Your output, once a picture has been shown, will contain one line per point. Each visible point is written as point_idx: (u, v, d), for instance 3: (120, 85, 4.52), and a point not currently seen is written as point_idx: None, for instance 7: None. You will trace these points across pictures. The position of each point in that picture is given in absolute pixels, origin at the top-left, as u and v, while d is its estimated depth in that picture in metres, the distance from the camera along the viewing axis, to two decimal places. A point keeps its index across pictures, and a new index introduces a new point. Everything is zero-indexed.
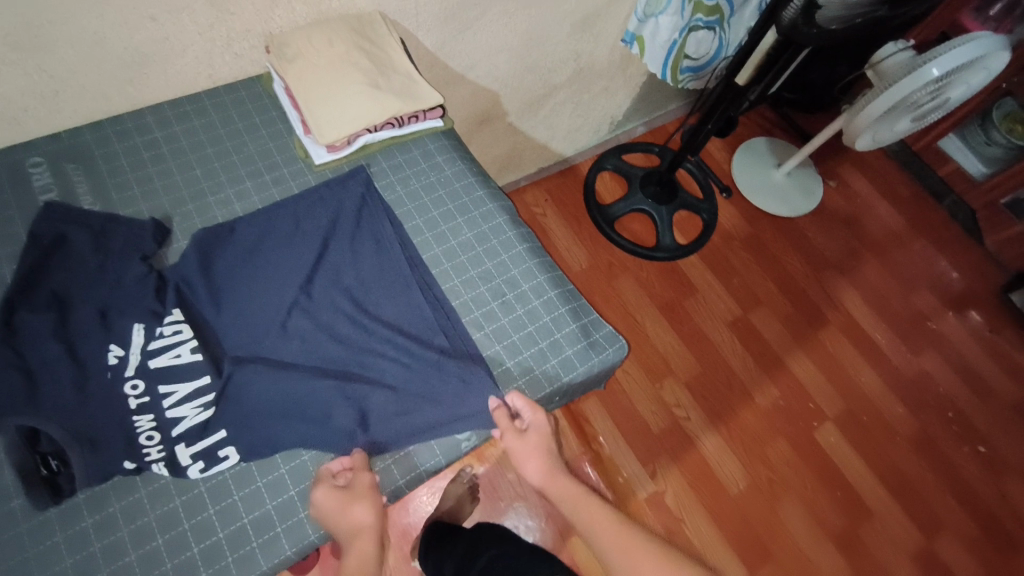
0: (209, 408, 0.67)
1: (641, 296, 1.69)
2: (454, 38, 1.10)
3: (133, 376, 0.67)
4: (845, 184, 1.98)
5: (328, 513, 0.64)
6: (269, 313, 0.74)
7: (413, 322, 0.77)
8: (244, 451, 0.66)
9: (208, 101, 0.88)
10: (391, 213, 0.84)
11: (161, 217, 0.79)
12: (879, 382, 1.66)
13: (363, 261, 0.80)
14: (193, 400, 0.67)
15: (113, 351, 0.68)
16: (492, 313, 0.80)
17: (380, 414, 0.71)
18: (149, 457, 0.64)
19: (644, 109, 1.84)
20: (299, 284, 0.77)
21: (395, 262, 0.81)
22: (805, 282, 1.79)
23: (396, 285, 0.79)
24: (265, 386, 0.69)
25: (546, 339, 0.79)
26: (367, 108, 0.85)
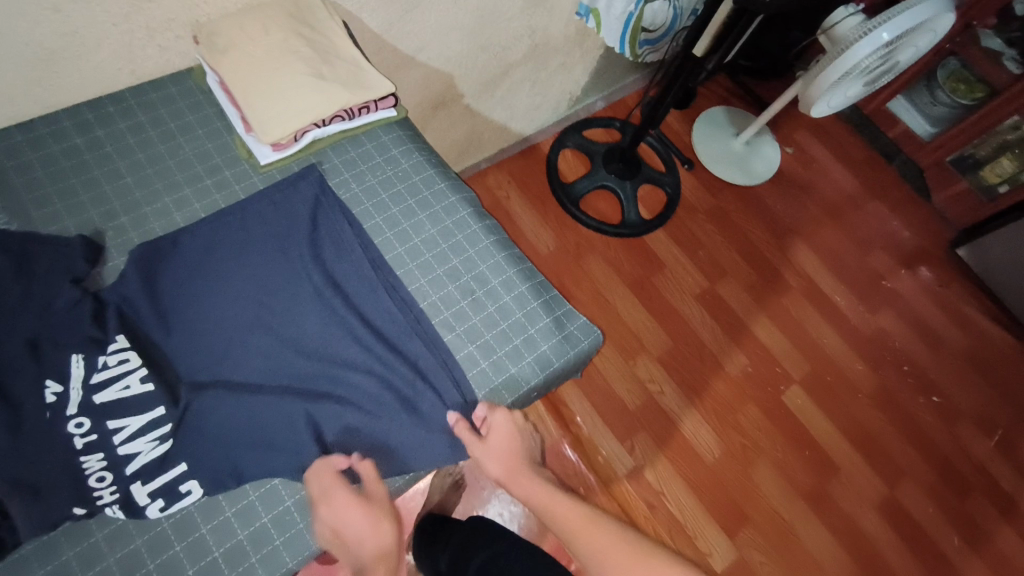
0: (167, 441, 0.63)
1: (610, 274, 1.68)
2: (402, 18, 1.03)
3: (76, 414, 0.61)
4: (801, 150, 2.01)
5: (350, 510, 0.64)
6: (225, 333, 0.69)
7: (382, 329, 0.74)
8: (208, 484, 0.62)
9: (133, 100, 0.80)
10: (347, 212, 0.79)
11: (91, 233, 0.72)
12: (840, 342, 1.72)
13: (323, 266, 0.75)
14: (148, 433, 0.62)
15: (50, 387, 0.61)
16: (462, 312, 0.77)
17: (357, 431, 0.68)
18: (101, 500, 0.59)
19: (603, 83, 1.80)
20: (257, 298, 0.72)
21: (358, 266, 0.76)
22: (768, 249, 1.82)
23: (361, 290, 0.75)
24: (229, 412, 0.65)
25: (520, 335, 0.77)
26: (313, 101, 0.79)
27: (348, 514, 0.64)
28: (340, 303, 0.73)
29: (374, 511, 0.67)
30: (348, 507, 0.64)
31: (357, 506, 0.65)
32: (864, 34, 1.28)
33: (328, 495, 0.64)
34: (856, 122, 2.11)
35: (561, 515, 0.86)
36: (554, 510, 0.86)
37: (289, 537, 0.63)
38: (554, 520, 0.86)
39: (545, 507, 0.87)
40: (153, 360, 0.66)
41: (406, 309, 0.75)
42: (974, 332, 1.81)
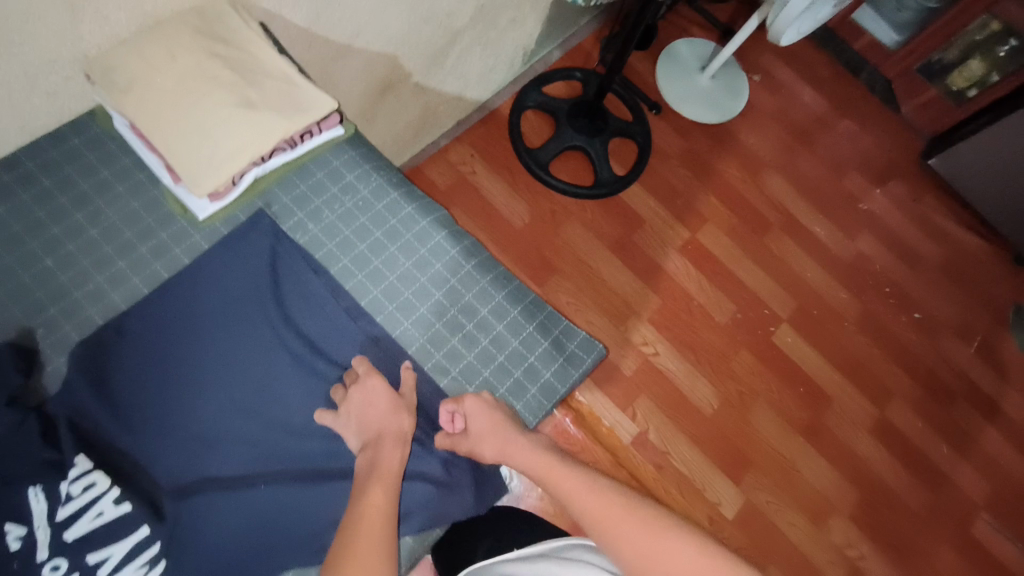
0: (161, 560, 0.58)
1: (590, 239, 1.62)
2: (329, 4, 0.89)
3: (50, 557, 0.55)
4: (769, 75, 1.92)
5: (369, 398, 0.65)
6: (203, 426, 0.62)
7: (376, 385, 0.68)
8: None
9: (30, 163, 0.68)
10: (310, 259, 0.71)
11: (17, 334, 0.62)
12: (823, 273, 1.71)
13: (296, 326, 0.68)
14: (136, 557, 0.57)
15: (12, 532, 0.54)
16: (456, 353, 0.71)
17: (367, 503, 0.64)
18: None
19: (556, 30, 1.65)
20: (228, 375, 0.64)
21: (335, 320, 0.69)
22: (744, 188, 1.76)
23: (343, 346, 0.69)
24: (223, 514, 0.60)
25: (521, 367, 0.73)
26: (246, 135, 0.68)
27: (376, 390, 0.65)
28: (325, 368, 0.68)
29: (403, 402, 0.66)
30: (377, 387, 0.65)
31: (386, 391, 0.66)
32: None
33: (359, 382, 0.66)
34: (821, 37, 2.00)
35: (565, 487, 0.69)
36: (557, 481, 0.70)
37: None
38: (558, 492, 0.70)
39: (545, 477, 0.70)
40: (126, 475, 0.59)
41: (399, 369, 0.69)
42: (950, 244, 1.82)
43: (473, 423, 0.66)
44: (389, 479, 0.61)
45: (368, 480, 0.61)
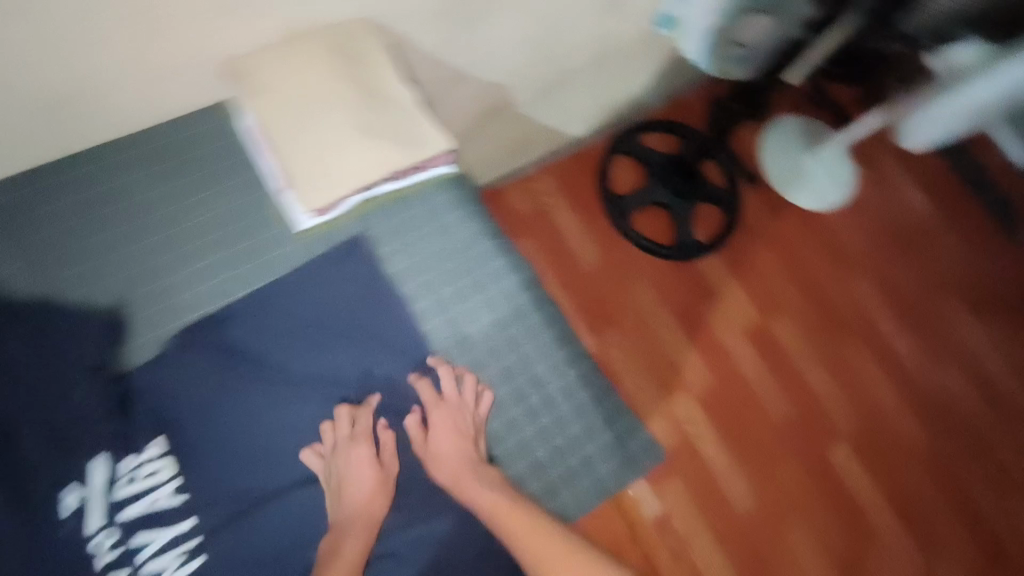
0: (198, 557, 0.60)
1: (657, 300, 1.57)
2: (459, 34, 0.88)
3: (102, 527, 0.58)
4: (879, 171, 1.81)
5: (353, 474, 0.63)
6: (273, 435, 0.65)
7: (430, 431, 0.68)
8: None
9: (159, 141, 0.70)
10: (396, 294, 0.71)
11: (114, 305, 0.65)
12: (894, 394, 1.60)
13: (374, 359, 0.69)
14: (174, 546, 0.60)
15: (70, 497, 0.58)
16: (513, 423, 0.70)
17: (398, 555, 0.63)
18: None
19: (668, 82, 1.61)
20: (303, 394, 0.66)
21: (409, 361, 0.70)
22: (828, 283, 1.67)
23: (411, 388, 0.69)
24: (267, 529, 0.62)
25: (576, 455, 0.71)
26: (360, 161, 0.68)
27: (356, 448, 0.64)
28: (395, 405, 0.69)
29: (382, 475, 0.65)
30: (361, 450, 0.64)
31: (368, 457, 0.64)
32: None
33: (345, 441, 0.64)
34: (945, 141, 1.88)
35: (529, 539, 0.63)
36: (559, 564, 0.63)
37: None
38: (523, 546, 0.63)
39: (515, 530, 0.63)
40: (189, 465, 0.62)
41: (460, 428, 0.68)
42: None
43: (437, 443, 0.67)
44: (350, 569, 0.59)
45: (326, 566, 0.60)
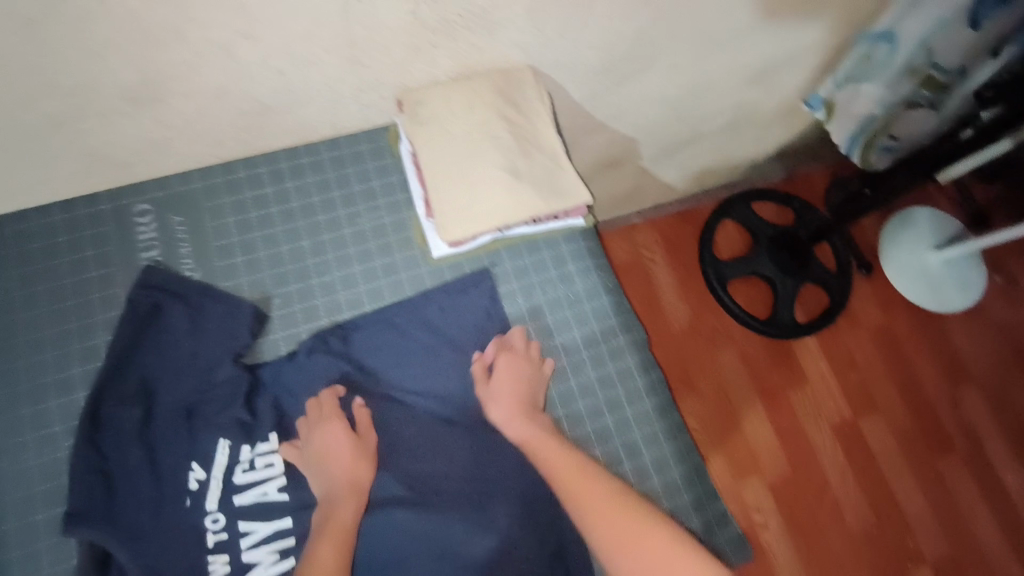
0: (288, 559, 0.62)
1: (742, 375, 1.50)
2: (608, 90, 0.89)
3: (214, 509, 0.62)
4: (1015, 282, 1.65)
5: (334, 452, 0.63)
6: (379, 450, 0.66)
7: (520, 476, 0.68)
8: None
9: (325, 153, 0.77)
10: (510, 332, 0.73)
11: (260, 299, 0.71)
12: (996, 533, 1.43)
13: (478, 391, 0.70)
14: (268, 543, 0.62)
15: (194, 473, 0.63)
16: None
17: None
18: None
19: (793, 154, 1.56)
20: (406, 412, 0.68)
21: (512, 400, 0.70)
22: (937, 394, 1.53)
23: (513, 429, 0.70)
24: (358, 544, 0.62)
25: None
26: (501, 203, 0.71)
27: (324, 425, 0.64)
28: (491, 442, 0.69)
29: (363, 450, 0.64)
30: (331, 426, 0.64)
31: (342, 433, 0.64)
32: None
33: (318, 422, 0.65)
34: None
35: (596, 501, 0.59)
36: None
37: None
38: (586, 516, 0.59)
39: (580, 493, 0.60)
40: (293, 468, 0.65)
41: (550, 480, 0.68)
42: None
43: (496, 381, 0.68)
44: (339, 538, 0.59)
45: (318, 534, 0.59)
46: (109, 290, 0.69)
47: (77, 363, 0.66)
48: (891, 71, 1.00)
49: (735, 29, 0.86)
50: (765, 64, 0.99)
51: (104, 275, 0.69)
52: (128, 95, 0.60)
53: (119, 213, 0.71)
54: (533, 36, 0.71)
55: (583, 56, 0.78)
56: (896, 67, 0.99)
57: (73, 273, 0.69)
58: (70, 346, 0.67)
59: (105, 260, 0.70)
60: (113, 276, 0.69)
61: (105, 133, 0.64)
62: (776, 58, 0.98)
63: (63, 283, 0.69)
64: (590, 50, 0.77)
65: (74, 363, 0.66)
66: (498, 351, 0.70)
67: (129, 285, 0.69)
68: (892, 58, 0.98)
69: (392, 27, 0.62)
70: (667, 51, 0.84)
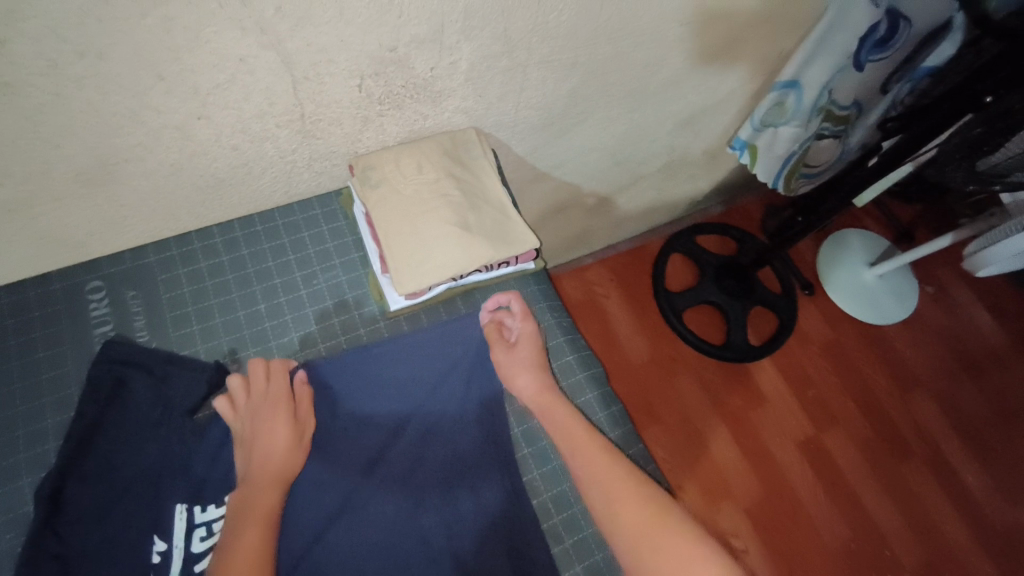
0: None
1: (705, 401, 1.55)
2: (549, 143, 0.99)
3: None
4: (943, 291, 1.78)
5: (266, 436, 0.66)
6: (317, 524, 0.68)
7: (486, 499, 0.73)
8: None
9: (280, 221, 0.79)
10: (464, 367, 0.77)
11: (224, 357, 0.72)
12: (962, 532, 1.49)
13: (440, 425, 0.75)
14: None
15: (157, 545, 0.65)
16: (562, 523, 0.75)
17: None
18: None
19: (727, 188, 1.68)
20: (379, 449, 0.72)
21: (474, 429, 0.75)
22: (888, 401, 1.61)
23: (478, 456, 0.74)
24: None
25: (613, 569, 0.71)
26: (454, 254, 0.74)
27: (269, 400, 0.68)
28: (457, 471, 0.73)
29: (300, 435, 0.69)
30: (276, 404, 0.68)
31: (283, 415, 0.67)
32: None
33: (262, 401, 0.67)
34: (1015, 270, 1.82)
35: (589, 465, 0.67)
36: None
37: None
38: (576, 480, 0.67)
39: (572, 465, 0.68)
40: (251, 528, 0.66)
41: (515, 528, 0.72)
42: None
43: (519, 346, 0.76)
44: (264, 520, 0.61)
45: (243, 520, 0.61)
46: (65, 367, 0.69)
47: (22, 448, 0.66)
48: (804, 114, 1.16)
49: (662, 82, 0.98)
50: (690, 111, 1.13)
51: (58, 354, 0.70)
52: (82, 177, 0.62)
53: (71, 292, 0.72)
54: (475, 100, 0.79)
55: (520, 116, 0.87)
56: (806, 112, 1.15)
57: (23, 356, 0.69)
58: (15, 432, 0.66)
59: (57, 340, 0.70)
60: (64, 354, 0.70)
61: (60, 216, 0.66)
62: (696, 107, 1.13)
63: (14, 364, 0.69)
64: (525, 109, 0.86)
65: (21, 448, 0.66)
66: (527, 321, 0.77)
67: (87, 362, 0.70)
68: (800, 105, 1.14)
69: (341, 101, 0.68)
70: (601, 104, 0.96)
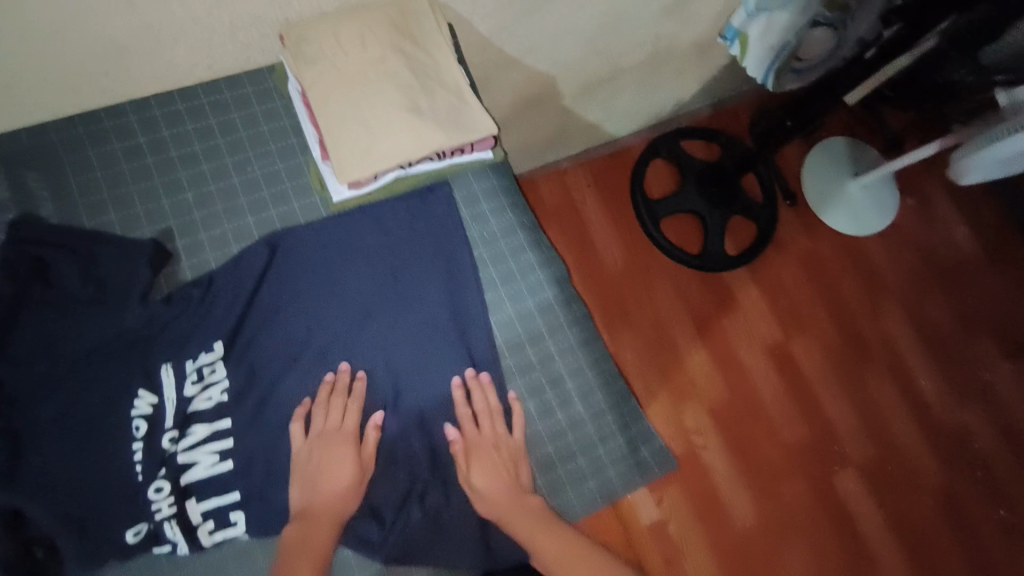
0: (227, 459, 0.61)
1: (677, 307, 1.55)
2: (518, 21, 0.89)
3: (170, 427, 0.60)
4: (925, 202, 1.74)
5: (331, 466, 0.61)
6: (271, 354, 0.64)
7: (433, 369, 0.67)
8: (252, 523, 0.60)
9: (204, 98, 0.71)
10: (426, 239, 0.71)
11: (160, 236, 0.67)
12: (914, 430, 1.56)
13: (394, 293, 0.68)
14: (209, 444, 0.61)
15: (144, 398, 0.61)
16: (520, 394, 0.69)
17: (388, 501, 0.63)
18: (159, 513, 0.58)
19: (716, 89, 1.57)
20: (352, 316, 0.67)
21: (424, 297, 0.69)
22: (856, 308, 1.62)
23: (422, 329, 0.68)
24: None
25: (576, 435, 0.69)
26: (403, 141, 0.66)
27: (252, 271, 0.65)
28: (407, 328, 0.67)
29: (359, 466, 0.63)
30: (342, 437, 0.63)
31: (349, 456, 0.62)
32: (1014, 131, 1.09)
33: (330, 430, 0.63)
34: (999, 182, 1.78)
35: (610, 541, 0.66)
36: None
37: None
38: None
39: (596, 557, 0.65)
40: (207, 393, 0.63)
41: None
42: None
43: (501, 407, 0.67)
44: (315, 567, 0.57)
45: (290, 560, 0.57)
46: None
47: None
48: None
49: None
50: None
51: None
52: None
53: None
54: None
55: None
56: None
57: None
58: None
59: None
60: None
61: None
62: None
63: None
64: None
65: None
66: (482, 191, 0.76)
67: None
68: None
69: None
70: None
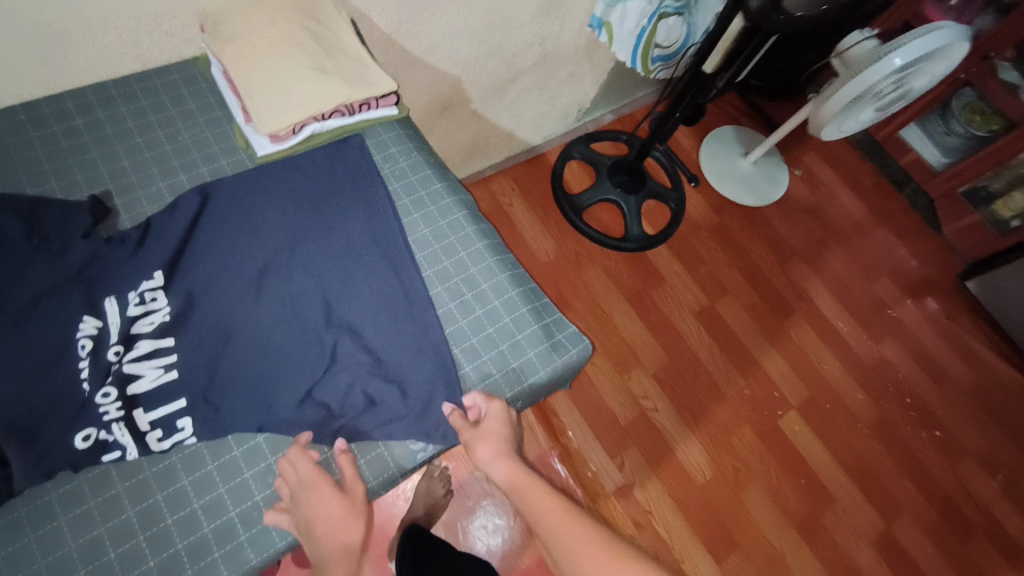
0: (172, 370, 0.68)
1: (609, 285, 1.66)
2: (412, 19, 1.04)
3: (116, 342, 0.67)
4: (810, 172, 1.98)
5: (326, 516, 0.66)
6: (206, 281, 0.73)
7: (366, 287, 0.77)
8: (199, 425, 0.67)
9: (136, 85, 0.81)
10: (347, 181, 0.83)
11: (100, 194, 0.75)
12: (840, 369, 1.69)
13: (319, 222, 0.79)
14: (153, 359, 0.68)
15: (89, 322, 0.67)
16: (441, 299, 0.80)
17: (335, 396, 0.72)
18: (107, 415, 0.64)
19: (611, 96, 1.79)
20: (282, 244, 0.77)
21: (347, 224, 0.80)
22: (769, 269, 1.79)
23: (349, 255, 0.78)
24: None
25: (495, 326, 0.80)
26: (314, 94, 0.77)
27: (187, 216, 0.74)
28: (335, 248, 0.78)
29: (352, 507, 0.68)
30: (319, 487, 0.66)
31: (331, 490, 0.67)
32: (879, 58, 1.24)
33: (302, 487, 0.66)
34: (867, 149, 2.05)
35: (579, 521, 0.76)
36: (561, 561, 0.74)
37: (254, 534, 0.66)
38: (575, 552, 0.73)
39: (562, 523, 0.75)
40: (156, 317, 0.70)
41: None
42: (980, 367, 1.78)
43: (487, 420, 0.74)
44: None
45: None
46: None
47: None
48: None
49: None
50: None
51: None
52: None
53: None
54: None
55: None
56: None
57: None
58: None
59: None
60: None
61: None
62: None
63: None
64: None
65: None
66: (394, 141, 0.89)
67: None
68: None
69: None
70: None
